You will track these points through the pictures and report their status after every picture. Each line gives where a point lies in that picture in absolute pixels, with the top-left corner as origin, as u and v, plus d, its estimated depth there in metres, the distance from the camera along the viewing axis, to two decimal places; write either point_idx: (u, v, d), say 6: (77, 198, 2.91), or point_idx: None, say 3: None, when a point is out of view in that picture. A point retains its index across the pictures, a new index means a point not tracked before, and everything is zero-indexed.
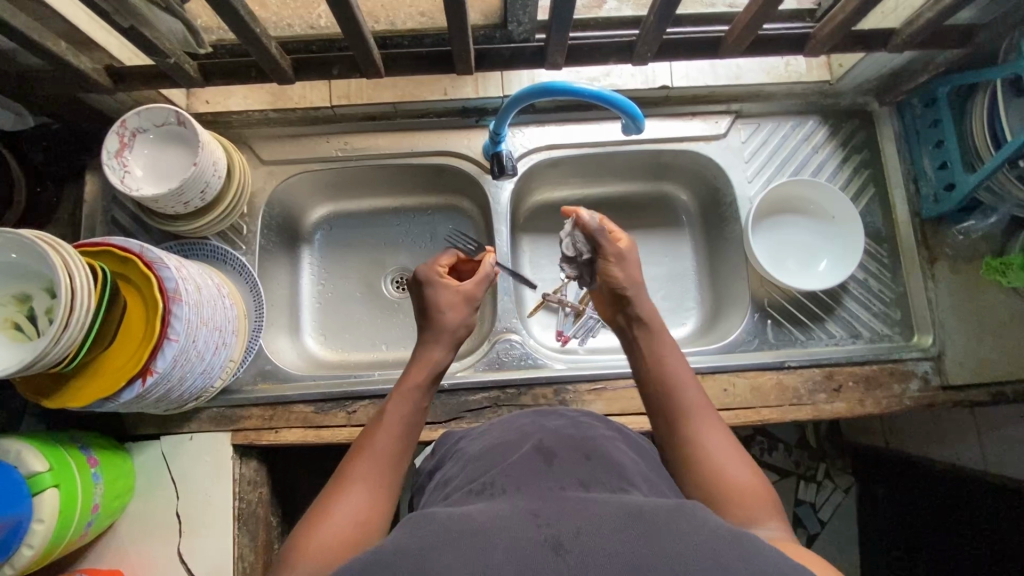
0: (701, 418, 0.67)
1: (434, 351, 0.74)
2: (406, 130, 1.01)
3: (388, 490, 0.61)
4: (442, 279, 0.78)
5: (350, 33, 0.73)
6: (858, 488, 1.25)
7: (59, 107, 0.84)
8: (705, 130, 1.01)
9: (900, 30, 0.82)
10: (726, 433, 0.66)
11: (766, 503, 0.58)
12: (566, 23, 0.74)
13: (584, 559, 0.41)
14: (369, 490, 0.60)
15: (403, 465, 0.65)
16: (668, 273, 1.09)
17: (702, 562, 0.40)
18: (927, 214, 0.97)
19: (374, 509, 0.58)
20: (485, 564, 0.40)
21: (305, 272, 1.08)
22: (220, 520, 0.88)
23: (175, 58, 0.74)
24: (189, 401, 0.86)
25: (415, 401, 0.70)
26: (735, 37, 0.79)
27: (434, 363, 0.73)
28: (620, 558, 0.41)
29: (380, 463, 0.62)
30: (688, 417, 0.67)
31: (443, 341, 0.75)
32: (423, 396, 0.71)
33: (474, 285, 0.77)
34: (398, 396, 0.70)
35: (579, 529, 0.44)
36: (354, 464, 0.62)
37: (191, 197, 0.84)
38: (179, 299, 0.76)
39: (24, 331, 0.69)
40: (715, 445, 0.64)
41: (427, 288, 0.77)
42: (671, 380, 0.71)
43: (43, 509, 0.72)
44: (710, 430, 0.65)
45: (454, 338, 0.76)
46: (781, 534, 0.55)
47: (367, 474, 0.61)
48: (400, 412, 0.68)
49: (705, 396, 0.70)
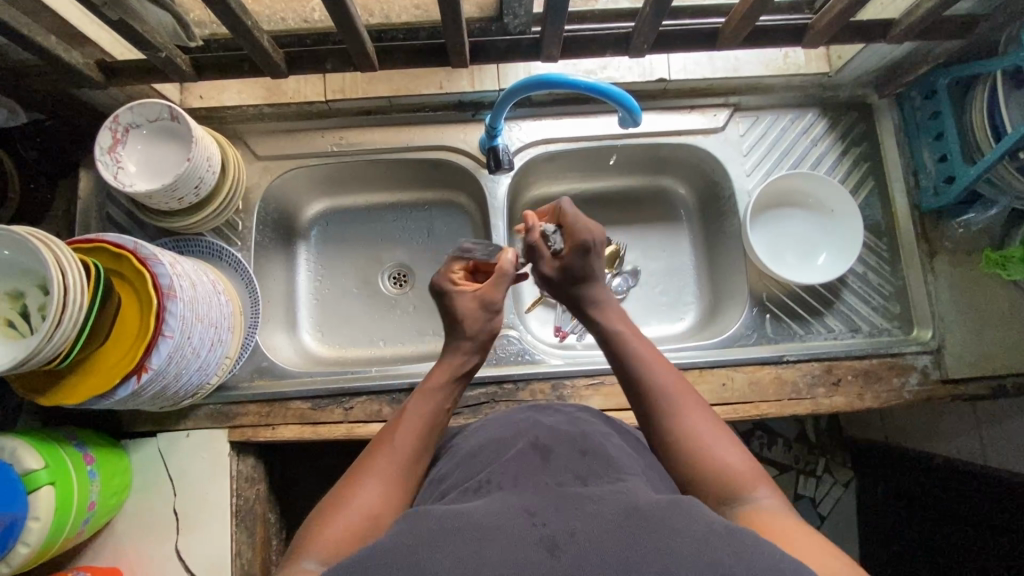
0: (676, 399, 0.64)
1: (459, 355, 0.72)
2: (401, 125, 1.00)
3: (403, 486, 0.60)
4: (457, 287, 0.76)
5: (343, 26, 0.72)
6: (857, 482, 1.26)
7: (52, 103, 0.84)
8: (703, 123, 1.01)
9: (899, 21, 0.82)
10: (704, 408, 0.64)
11: (754, 477, 0.57)
12: (561, 15, 0.73)
13: (579, 559, 0.41)
14: (386, 487, 0.59)
15: (423, 463, 0.64)
16: (666, 268, 1.09)
17: (697, 559, 0.40)
18: (927, 207, 0.96)
19: (387, 504, 0.57)
20: (482, 564, 0.40)
21: (301, 268, 1.07)
22: (218, 517, 0.87)
23: (167, 52, 0.73)
24: (185, 399, 0.86)
25: (440, 400, 0.68)
26: (732, 28, 0.79)
27: (459, 363, 0.72)
28: (615, 558, 0.40)
29: (400, 459, 0.61)
30: (663, 401, 0.64)
31: (469, 344, 0.73)
32: (448, 394, 0.70)
33: (492, 287, 0.73)
34: (423, 392, 0.68)
35: (573, 529, 0.43)
36: (372, 458, 0.61)
37: (185, 193, 0.84)
38: (173, 295, 0.75)
39: (18, 328, 0.68)
40: (694, 427, 0.61)
41: (443, 297, 0.76)
42: (638, 365, 0.67)
43: (39, 507, 0.72)
44: (691, 414, 0.63)
45: (479, 344, 0.73)
46: (776, 509, 0.54)
47: (385, 470, 0.60)
48: (426, 408, 0.67)
49: (678, 373, 0.67)
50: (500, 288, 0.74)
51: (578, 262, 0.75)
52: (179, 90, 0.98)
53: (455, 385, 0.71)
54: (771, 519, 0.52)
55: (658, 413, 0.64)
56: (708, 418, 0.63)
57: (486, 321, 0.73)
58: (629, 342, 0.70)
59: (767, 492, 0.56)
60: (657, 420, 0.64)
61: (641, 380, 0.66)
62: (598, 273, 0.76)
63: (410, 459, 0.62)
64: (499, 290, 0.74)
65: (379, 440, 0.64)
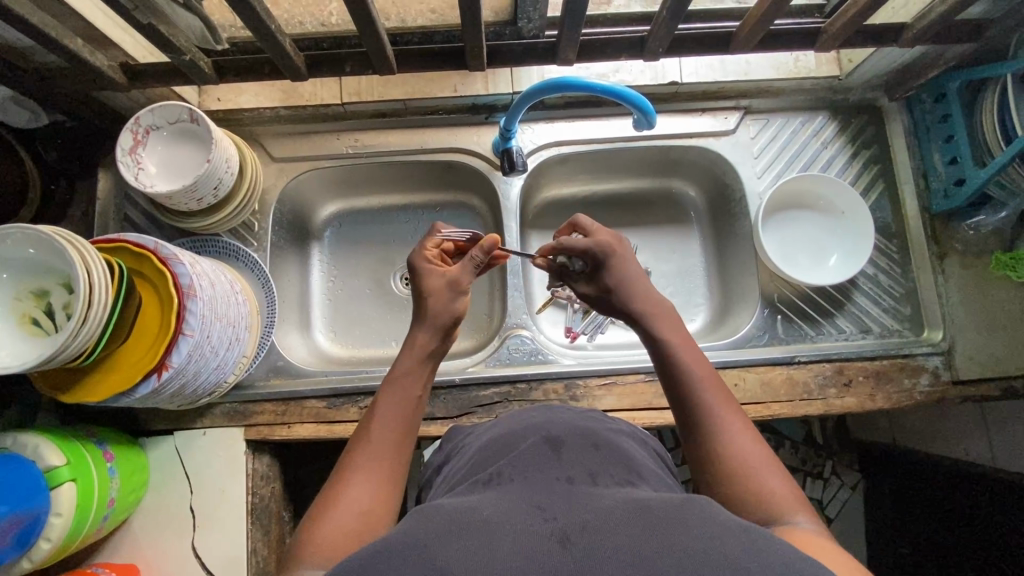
0: (722, 414, 0.63)
1: (420, 335, 0.70)
2: (414, 127, 1.01)
3: (391, 478, 0.61)
4: (427, 265, 0.75)
5: (364, 30, 0.74)
6: (865, 484, 1.25)
7: (73, 105, 0.85)
8: (714, 126, 1.02)
9: (912, 25, 0.82)
10: (748, 425, 0.62)
11: (794, 499, 0.56)
12: (579, 19, 0.74)
13: (590, 551, 0.41)
14: (374, 480, 0.59)
15: (406, 454, 0.64)
16: (678, 269, 1.09)
17: (712, 549, 0.41)
18: (938, 209, 0.97)
19: (377, 500, 0.58)
20: (497, 555, 0.41)
21: (315, 270, 1.08)
22: (233, 515, 0.88)
23: (191, 56, 0.75)
24: (202, 397, 0.87)
25: (410, 389, 0.67)
26: (746, 32, 0.79)
27: (425, 345, 0.70)
28: (625, 549, 0.41)
29: (383, 455, 0.62)
30: (711, 416, 0.63)
31: (432, 324, 0.71)
32: (420, 380, 0.69)
33: (459, 269, 0.74)
34: (390, 383, 0.67)
35: (585, 523, 0.44)
36: (355, 456, 0.61)
37: (204, 194, 0.85)
38: (193, 294, 0.76)
39: (41, 326, 0.69)
40: (739, 445, 0.60)
41: (413, 273, 0.75)
42: (688, 374, 0.66)
43: (61, 503, 0.72)
44: (735, 427, 0.62)
45: (445, 321, 0.72)
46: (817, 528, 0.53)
47: (368, 465, 0.60)
48: (396, 401, 0.66)
49: (725, 387, 0.65)
50: (466, 271, 0.74)
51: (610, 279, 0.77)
52: (197, 92, 1.00)
53: (423, 368, 0.69)
54: (814, 538, 0.51)
55: (704, 427, 0.63)
56: (754, 436, 0.61)
57: (452, 301, 0.73)
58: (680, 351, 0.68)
59: (806, 516, 0.55)
60: (702, 436, 0.62)
61: (688, 392, 0.65)
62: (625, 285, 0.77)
63: (391, 451, 0.62)
64: (466, 273, 0.74)
65: (358, 439, 0.63)
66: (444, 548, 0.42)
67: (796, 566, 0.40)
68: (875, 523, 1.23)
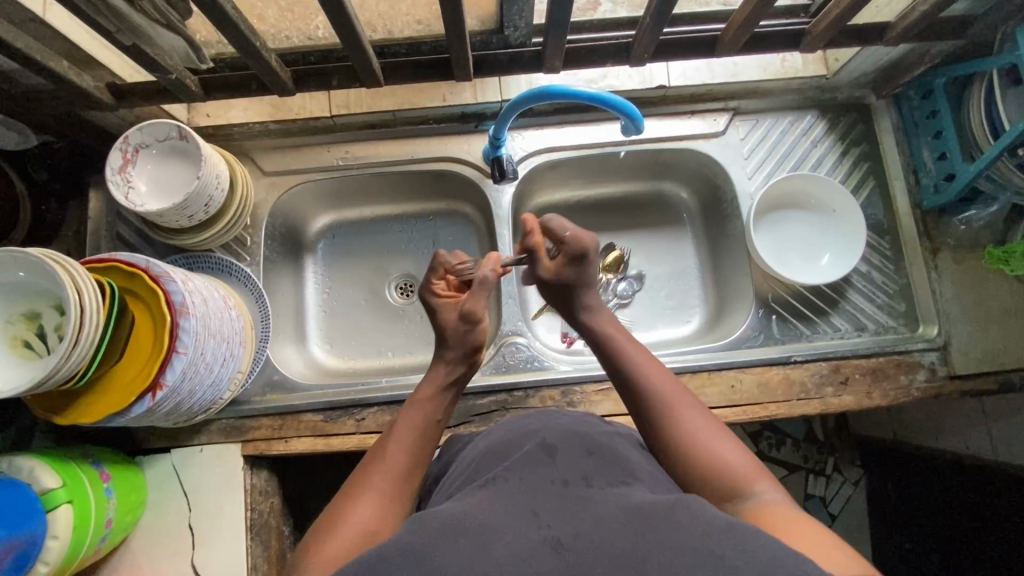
0: (677, 404, 0.65)
1: (445, 365, 0.74)
2: (404, 138, 1.02)
3: (399, 499, 0.60)
4: (440, 300, 0.78)
5: (350, 45, 0.74)
6: (868, 480, 1.26)
7: (61, 126, 0.86)
8: (704, 128, 1.02)
9: (895, 25, 0.83)
10: (702, 410, 0.65)
11: (756, 473, 0.57)
12: (563, 27, 0.74)
13: (582, 559, 0.41)
14: (382, 498, 0.59)
15: (417, 479, 0.64)
16: (671, 272, 1.10)
17: (700, 546, 0.41)
18: (928, 206, 0.97)
19: (385, 518, 0.57)
20: (488, 565, 0.41)
21: (309, 282, 1.08)
22: (232, 531, 0.88)
23: (176, 74, 0.75)
24: (199, 413, 0.86)
25: (429, 412, 0.69)
26: (730, 36, 0.80)
27: (447, 374, 0.73)
28: (613, 554, 0.41)
29: (397, 472, 0.62)
30: (667, 406, 0.65)
31: (454, 354, 0.74)
32: (439, 407, 0.71)
33: (471, 300, 0.74)
34: (411, 407, 0.70)
35: (578, 530, 0.43)
36: (368, 471, 0.61)
37: (195, 211, 0.85)
38: (185, 312, 0.76)
39: (33, 348, 0.69)
40: (695, 428, 0.62)
41: (431, 311, 0.78)
42: (641, 372, 0.69)
43: (57, 525, 0.72)
44: (695, 417, 0.64)
45: (469, 351, 0.75)
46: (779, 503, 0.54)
47: (379, 481, 0.60)
48: (414, 424, 0.67)
49: (676, 380, 0.69)
50: (476, 300, 0.74)
51: (572, 270, 0.77)
52: (185, 109, 1.00)
53: (444, 397, 0.72)
54: (773, 511, 0.52)
55: (662, 417, 0.65)
56: (708, 419, 0.64)
57: (467, 333, 0.74)
58: (627, 349, 0.72)
59: (770, 486, 0.56)
60: (658, 425, 0.65)
61: (642, 385, 0.68)
62: (590, 303, 0.78)
63: (406, 470, 0.63)
64: (477, 301, 0.74)
65: (371, 458, 0.63)
66: (439, 549, 0.42)
67: (791, 562, 0.40)
68: (879, 519, 1.21)
